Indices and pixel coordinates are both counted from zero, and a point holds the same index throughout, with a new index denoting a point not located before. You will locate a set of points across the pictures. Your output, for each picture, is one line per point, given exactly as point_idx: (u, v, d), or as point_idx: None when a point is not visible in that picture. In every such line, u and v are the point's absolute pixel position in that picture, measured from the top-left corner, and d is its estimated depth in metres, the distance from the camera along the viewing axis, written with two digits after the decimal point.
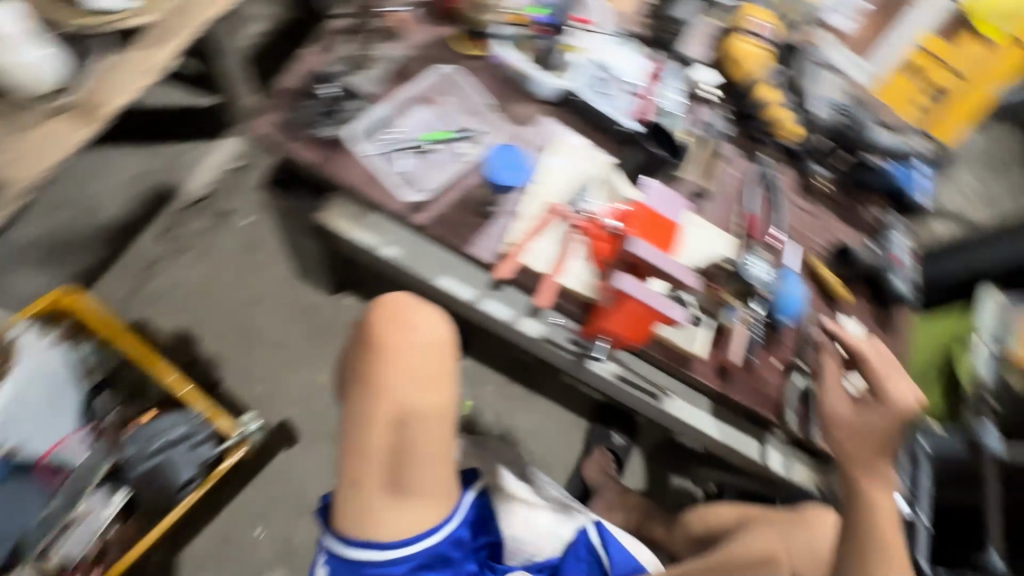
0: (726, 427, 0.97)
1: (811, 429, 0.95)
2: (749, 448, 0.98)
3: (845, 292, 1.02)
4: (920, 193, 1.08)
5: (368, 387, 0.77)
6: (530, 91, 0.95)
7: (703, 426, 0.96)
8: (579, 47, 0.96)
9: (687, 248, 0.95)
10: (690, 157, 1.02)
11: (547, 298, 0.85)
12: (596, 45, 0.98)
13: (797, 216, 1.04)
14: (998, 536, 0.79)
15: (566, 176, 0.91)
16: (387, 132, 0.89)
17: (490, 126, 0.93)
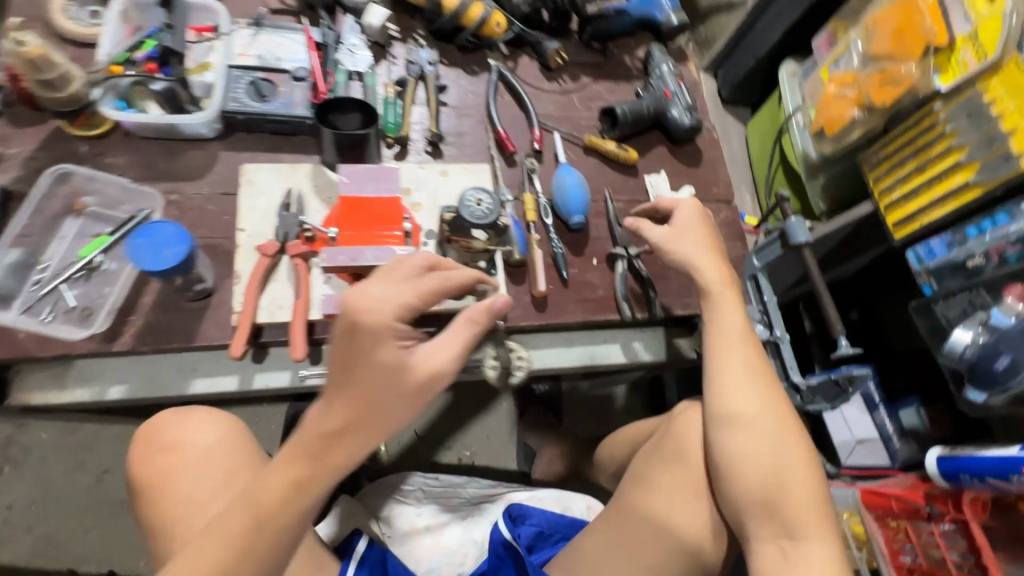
0: (574, 346, 0.92)
1: (653, 306, 0.91)
2: (612, 357, 0.92)
3: (612, 158, 1.01)
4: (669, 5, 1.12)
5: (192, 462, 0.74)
6: (186, 136, 0.83)
7: (549, 362, 0.90)
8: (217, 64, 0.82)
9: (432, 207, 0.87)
10: (405, 105, 0.93)
11: (298, 349, 0.72)
12: (234, 55, 0.84)
13: (533, 109, 0.99)
14: (838, 318, 0.77)
15: (270, 204, 0.80)
16: (34, 275, 0.72)
17: (150, 198, 0.78)
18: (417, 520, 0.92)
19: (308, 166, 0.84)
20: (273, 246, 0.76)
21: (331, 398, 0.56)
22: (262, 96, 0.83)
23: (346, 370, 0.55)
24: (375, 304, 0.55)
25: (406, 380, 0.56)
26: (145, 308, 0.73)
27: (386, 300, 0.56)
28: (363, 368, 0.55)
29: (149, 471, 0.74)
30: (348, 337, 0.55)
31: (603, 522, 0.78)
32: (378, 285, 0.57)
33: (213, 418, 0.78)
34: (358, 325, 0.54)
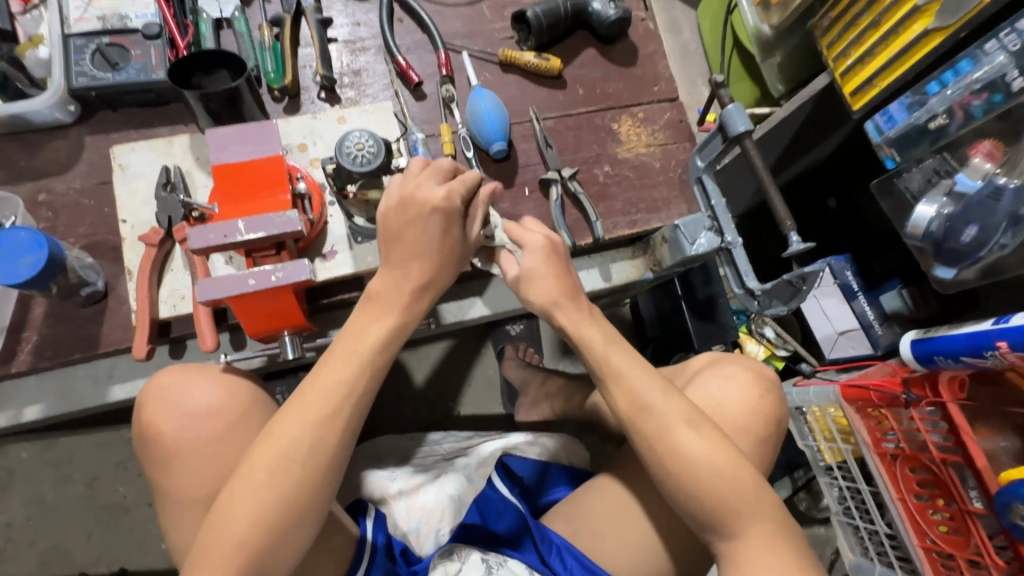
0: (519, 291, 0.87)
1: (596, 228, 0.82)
2: None
3: (535, 71, 0.89)
4: None
5: (202, 458, 0.61)
6: (40, 125, 0.74)
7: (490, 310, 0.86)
8: (55, 36, 0.73)
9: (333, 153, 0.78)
10: (284, 47, 0.81)
11: (207, 339, 0.66)
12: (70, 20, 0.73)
13: (437, 29, 0.87)
14: (787, 214, 0.68)
15: (149, 187, 0.72)
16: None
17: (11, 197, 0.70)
18: (390, 485, 0.88)
19: (185, 137, 0.75)
20: (157, 234, 0.68)
21: (405, 268, 0.62)
22: (114, 65, 0.73)
23: (402, 246, 0.62)
24: (439, 188, 0.61)
25: (437, 249, 0.62)
26: (38, 322, 0.69)
27: (441, 185, 0.61)
28: (400, 244, 0.62)
29: (160, 429, 0.62)
30: (404, 216, 0.62)
31: (587, 501, 0.79)
32: (434, 178, 0.62)
33: (224, 385, 0.65)
34: (415, 209, 0.61)
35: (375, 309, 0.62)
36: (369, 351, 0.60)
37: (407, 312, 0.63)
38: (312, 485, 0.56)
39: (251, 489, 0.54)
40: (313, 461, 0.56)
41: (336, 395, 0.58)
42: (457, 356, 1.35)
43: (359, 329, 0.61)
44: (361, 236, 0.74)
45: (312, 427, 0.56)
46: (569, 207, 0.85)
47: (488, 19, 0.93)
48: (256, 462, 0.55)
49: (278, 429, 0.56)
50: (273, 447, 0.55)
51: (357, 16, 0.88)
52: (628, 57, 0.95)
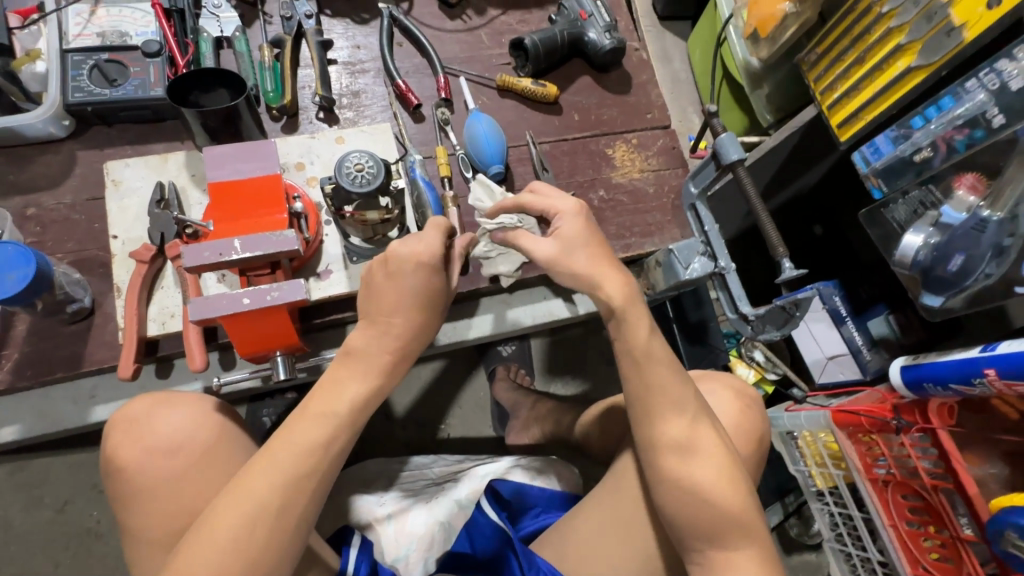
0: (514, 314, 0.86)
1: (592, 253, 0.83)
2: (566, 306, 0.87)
3: (533, 97, 0.91)
4: None
5: (163, 499, 0.61)
6: (31, 139, 0.73)
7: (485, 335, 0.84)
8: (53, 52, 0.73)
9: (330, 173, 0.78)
10: (284, 67, 0.82)
11: (196, 359, 0.64)
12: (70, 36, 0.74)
13: (436, 55, 0.88)
14: (779, 240, 0.69)
15: (142, 204, 0.71)
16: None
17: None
18: (378, 510, 0.85)
19: (180, 154, 0.74)
20: (148, 250, 0.67)
21: (383, 323, 0.63)
22: (111, 81, 0.73)
23: (380, 303, 0.63)
24: (428, 237, 0.63)
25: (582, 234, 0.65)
26: (20, 340, 0.67)
27: (429, 237, 0.63)
28: (378, 293, 0.63)
29: (124, 462, 0.62)
30: (388, 269, 0.63)
31: (583, 519, 0.76)
32: (558, 192, 0.69)
33: (194, 415, 0.65)
34: (398, 263, 0.62)
35: (351, 367, 0.61)
36: (345, 406, 0.60)
37: (382, 374, 0.62)
38: (276, 544, 0.54)
39: (211, 549, 0.52)
40: (277, 519, 0.54)
41: (306, 455, 0.57)
42: (448, 376, 1.34)
43: (337, 384, 0.61)
44: (355, 255, 0.74)
45: (282, 486, 0.55)
46: None
47: (485, 45, 0.95)
48: (218, 519, 0.53)
49: (247, 482, 0.55)
50: (235, 510, 0.53)
51: (358, 40, 0.89)
52: (622, 84, 0.97)
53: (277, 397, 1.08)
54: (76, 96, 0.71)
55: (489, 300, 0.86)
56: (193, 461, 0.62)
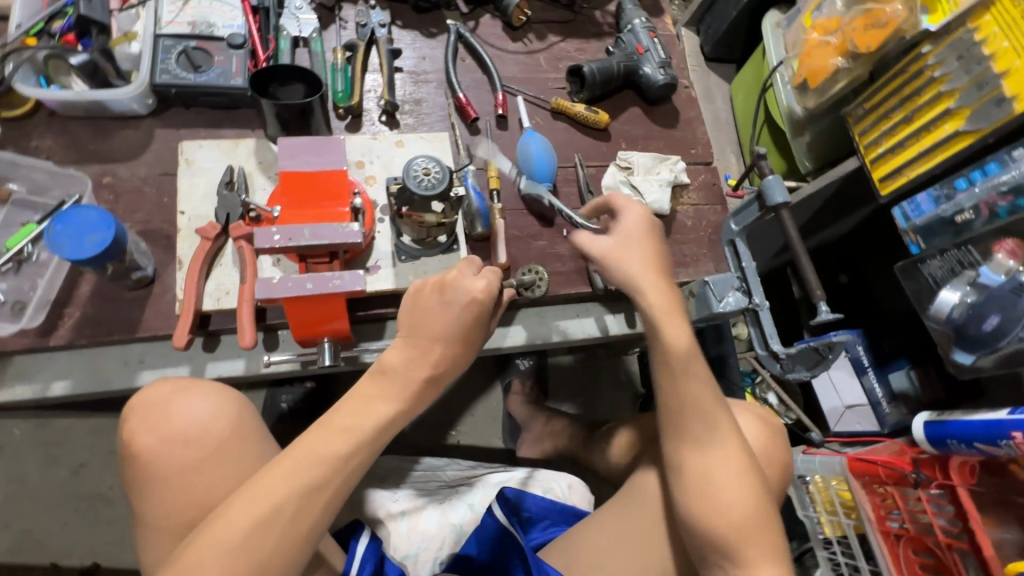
0: (547, 327, 0.88)
1: None
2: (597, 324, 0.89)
3: (585, 122, 0.95)
4: None
5: (175, 488, 0.61)
6: (117, 113, 0.78)
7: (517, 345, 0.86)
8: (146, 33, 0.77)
9: (387, 171, 0.82)
10: (355, 70, 0.86)
11: (246, 336, 0.67)
12: (165, 22, 0.79)
13: (497, 74, 0.92)
14: (817, 283, 0.71)
15: (210, 184, 0.75)
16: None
17: (67, 173, 0.72)
18: (392, 506, 0.87)
19: (251, 141, 0.78)
20: (214, 228, 0.71)
21: (421, 348, 0.64)
22: (197, 67, 0.77)
23: (427, 328, 0.64)
24: (480, 279, 0.66)
25: (642, 231, 0.72)
26: (83, 300, 0.70)
27: (481, 278, 0.66)
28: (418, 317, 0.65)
29: (144, 446, 0.62)
30: (442, 296, 0.65)
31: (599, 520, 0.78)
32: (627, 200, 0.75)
33: (218, 404, 0.65)
34: (452, 295, 0.64)
35: (382, 385, 0.63)
36: (371, 425, 0.61)
37: (413, 399, 0.63)
38: (285, 552, 0.55)
39: (220, 549, 0.53)
40: (289, 526, 0.55)
41: (327, 465, 0.58)
42: (464, 384, 1.35)
43: (366, 401, 0.62)
44: (405, 254, 0.77)
45: (299, 494, 0.56)
46: None
47: (544, 68, 0.99)
48: (232, 518, 0.54)
49: (264, 486, 0.55)
50: (250, 513, 0.54)
51: (425, 52, 0.94)
52: (669, 117, 1.01)
53: (299, 384, 1.11)
54: (164, 77, 0.76)
55: (523, 312, 0.88)
56: (207, 452, 0.62)
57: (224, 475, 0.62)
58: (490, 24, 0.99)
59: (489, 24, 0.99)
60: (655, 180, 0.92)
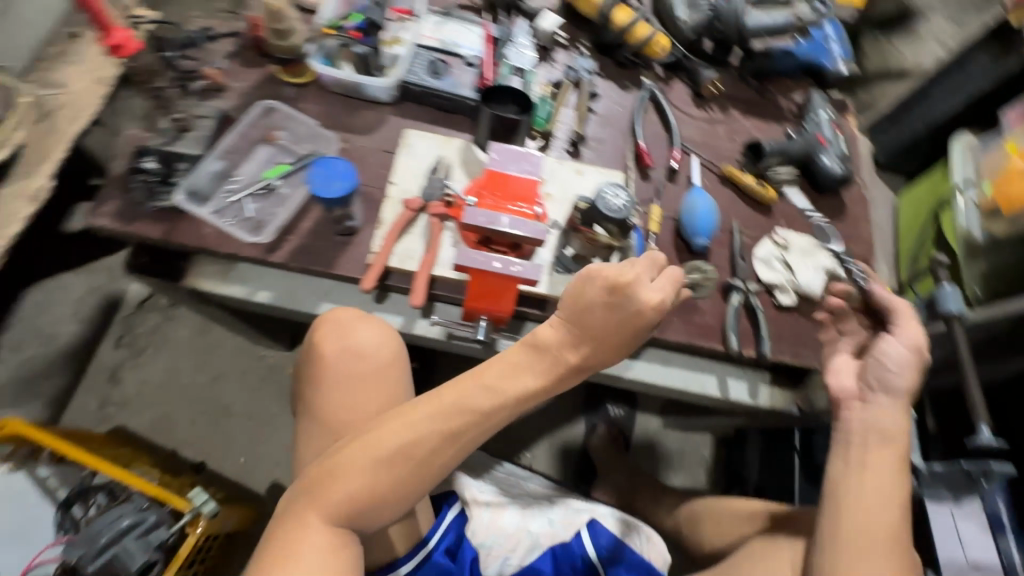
0: (670, 372, 0.90)
1: (765, 347, 0.87)
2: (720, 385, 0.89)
3: (751, 194, 0.99)
4: (826, 59, 1.11)
5: (334, 391, 0.73)
6: (367, 96, 0.93)
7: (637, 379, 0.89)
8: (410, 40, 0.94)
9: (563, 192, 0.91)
10: (557, 105, 0.99)
11: (419, 296, 0.79)
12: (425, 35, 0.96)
13: (678, 132, 1.01)
14: (983, 409, 0.68)
15: (421, 166, 0.89)
16: (227, 182, 0.85)
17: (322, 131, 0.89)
18: (477, 493, 0.91)
19: (460, 140, 0.91)
20: (417, 203, 0.84)
21: (573, 339, 0.68)
22: (438, 74, 0.93)
23: (585, 320, 0.67)
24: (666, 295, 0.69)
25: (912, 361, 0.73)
26: (302, 232, 0.84)
27: (660, 291, 0.67)
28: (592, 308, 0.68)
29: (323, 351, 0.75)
30: (607, 296, 0.67)
31: None
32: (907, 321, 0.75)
33: (386, 334, 0.75)
34: (618, 297, 0.66)
35: (530, 359, 0.68)
36: (514, 393, 0.67)
37: (554, 380, 0.68)
38: (416, 479, 0.64)
39: (369, 464, 0.62)
40: (425, 458, 0.64)
41: (470, 415, 0.65)
42: (551, 410, 1.38)
43: (515, 371, 0.68)
44: (561, 266, 0.84)
45: (440, 435, 0.64)
46: (744, 318, 0.90)
47: (721, 137, 1.05)
48: (383, 437, 0.63)
49: (416, 417, 0.64)
50: (401, 438, 0.63)
51: (617, 100, 1.04)
52: (835, 209, 1.02)
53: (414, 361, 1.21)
54: (413, 76, 0.92)
55: (649, 350, 0.91)
56: (367, 372, 0.74)
57: (377, 393, 0.74)
58: (680, 89, 1.08)
59: (679, 89, 1.08)
60: (811, 264, 0.94)
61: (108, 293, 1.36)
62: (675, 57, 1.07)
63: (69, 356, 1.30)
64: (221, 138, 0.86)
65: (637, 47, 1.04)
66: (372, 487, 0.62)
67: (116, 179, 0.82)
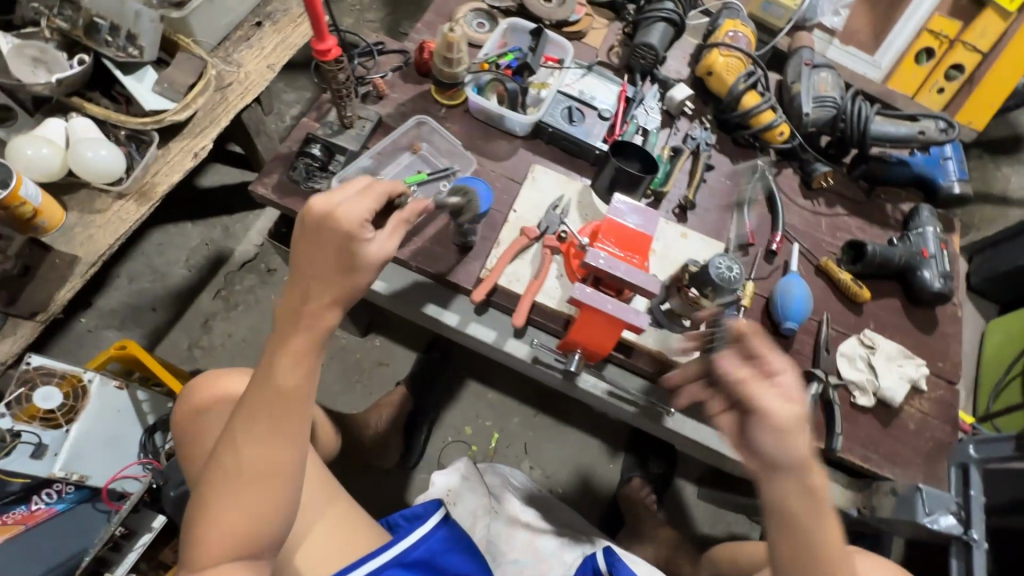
0: None
1: (836, 442, 0.89)
2: None
3: (845, 291, 1.01)
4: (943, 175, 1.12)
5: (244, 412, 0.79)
6: (505, 128, 1.03)
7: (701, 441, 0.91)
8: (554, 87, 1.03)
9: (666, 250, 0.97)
10: (673, 169, 1.04)
11: (522, 316, 0.85)
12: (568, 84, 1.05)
13: (783, 216, 1.05)
14: None
15: (542, 200, 0.96)
16: (373, 180, 0.95)
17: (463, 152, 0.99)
18: (520, 514, 0.97)
19: (581, 184, 0.98)
20: (534, 232, 0.91)
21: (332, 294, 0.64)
22: (573, 122, 1.01)
23: (319, 256, 0.63)
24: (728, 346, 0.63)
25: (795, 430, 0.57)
26: (427, 237, 0.92)
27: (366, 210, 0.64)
28: (305, 284, 0.64)
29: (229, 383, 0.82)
30: (327, 230, 0.63)
31: None
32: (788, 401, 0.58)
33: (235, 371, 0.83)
34: (337, 232, 0.63)
35: (287, 356, 0.64)
36: (287, 381, 0.63)
37: (288, 398, 0.63)
38: (282, 486, 0.63)
39: (230, 490, 0.62)
40: (281, 469, 0.63)
41: (252, 435, 0.62)
42: None
43: (281, 365, 0.63)
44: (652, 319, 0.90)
45: (265, 451, 0.62)
46: (819, 410, 0.92)
47: (822, 230, 1.09)
48: (234, 459, 0.62)
49: (232, 449, 0.62)
50: (239, 477, 0.62)
51: (729, 175, 1.09)
52: (927, 322, 1.03)
53: None
54: (551, 119, 1.00)
55: None
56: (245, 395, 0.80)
57: None
58: (790, 177, 1.13)
59: (789, 176, 1.13)
60: (896, 371, 0.95)
61: (219, 248, 1.49)
62: (794, 145, 1.12)
63: (174, 297, 1.43)
64: (376, 141, 0.97)
65: (759, 130, 1.09)
66: (249, 510, 0.62)
67: (283, 158, 0.93)
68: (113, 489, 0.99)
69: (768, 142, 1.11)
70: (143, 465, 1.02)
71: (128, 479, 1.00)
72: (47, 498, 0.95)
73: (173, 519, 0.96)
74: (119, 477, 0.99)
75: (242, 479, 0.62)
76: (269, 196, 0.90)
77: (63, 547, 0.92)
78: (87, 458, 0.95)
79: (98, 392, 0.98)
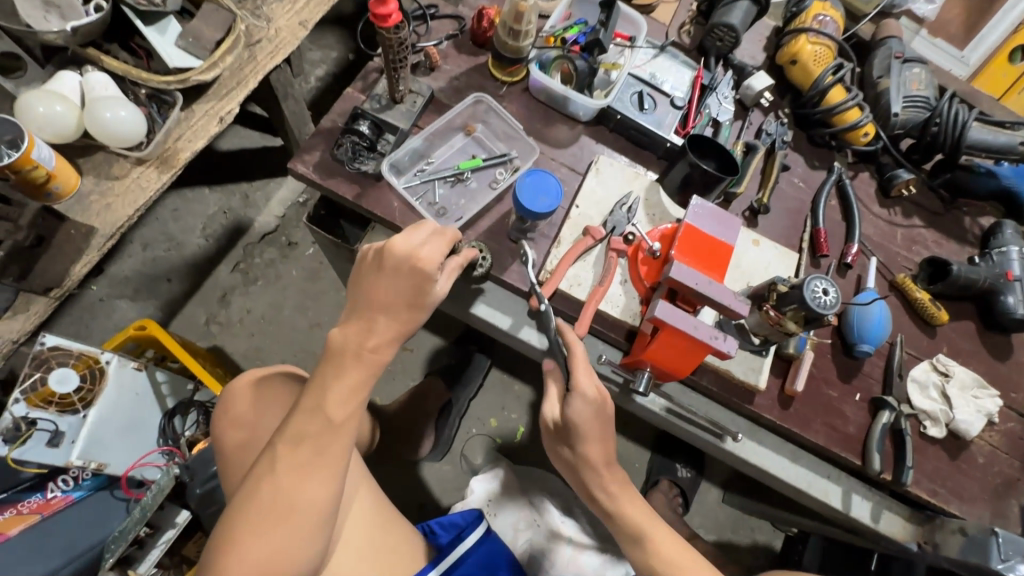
0: (793, 469, 0.87)
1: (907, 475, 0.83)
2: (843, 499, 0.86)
3: (921, 311, 0.94)
4: None
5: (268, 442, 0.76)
6: (568, 112, 0.93)
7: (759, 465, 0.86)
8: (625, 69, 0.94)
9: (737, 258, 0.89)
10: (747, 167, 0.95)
11: (584, 327, 0.79)
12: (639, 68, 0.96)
13: (861, 226, 0.96)
14: None
15: (606, 196, 0.87)
16: (423, 163, 0.88)
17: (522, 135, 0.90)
18: (563, 529, 0.97)
19: (648, 179, 0.89)
20: (600, 233, 0.82)
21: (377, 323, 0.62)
22: (643, 109, 0.92)
23: (378, 287, 0.62)
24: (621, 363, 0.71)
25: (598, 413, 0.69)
26: (480, 231, 0.84)
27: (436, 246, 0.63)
28: (372, 313, 0.62)
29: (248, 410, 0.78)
30: (388, 263, 0.63)
31: None
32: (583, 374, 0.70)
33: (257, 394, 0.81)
34: (392, 260, 0.62)
35: (333, 364, 0.62)
36: (338, 406, 0.61)
37: (336, 422, 0.61)
38: (319, 513, 0.59)
39: (262, 521, 0.57)
40: (321, 493, 0.59)
41: (295, 448, 0.59)
42: None
43: (333, 381, 0.61)
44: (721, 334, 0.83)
45: (307, 469, 0.59)
46: (888, 439, 0.86)
47: (898, 242, 1.01)
48: (269, 481, 0.58)
49: (268, 474, 0.59)
50: (274, 500, 0.57)
51: (804, 177, 1.00)
52: (1002, 349, 0.96)
53: None
54: (620, 104, 0.91)
55: (778, 439, 0.88)
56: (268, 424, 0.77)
57: None
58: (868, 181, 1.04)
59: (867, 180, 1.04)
60: (971, 402, 0.89)
61: (238, 217, 1.40)
62: (875, 147, 1.02)
63: (191, 267, 1.36)
64: (428, 119, 0.88)
65: (843, 129, 0.99)
66: (281, 537, 0.57)
67: (326, 133, 0.84)
68: (132, 477, 0.95)
69: (850, 142, 1.01)
70: (162, 453, 0.98)
71: (145, 467, 0.96)
72: (62, 485, 0.91)
73: (198, 513, 0.92)
74: (136, 466, 0.94)
75: (273, 508, 0.57)
76: (311, 175, 0.82)
77: (80, 539, 0.88)
78: (107, 443, 0.90)
79: (117, 374, 0.92)
